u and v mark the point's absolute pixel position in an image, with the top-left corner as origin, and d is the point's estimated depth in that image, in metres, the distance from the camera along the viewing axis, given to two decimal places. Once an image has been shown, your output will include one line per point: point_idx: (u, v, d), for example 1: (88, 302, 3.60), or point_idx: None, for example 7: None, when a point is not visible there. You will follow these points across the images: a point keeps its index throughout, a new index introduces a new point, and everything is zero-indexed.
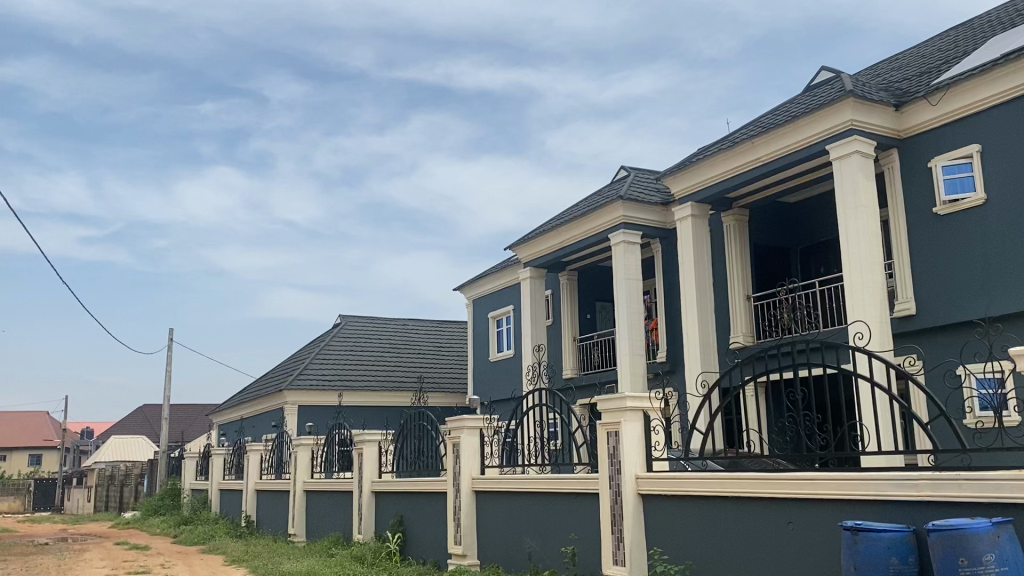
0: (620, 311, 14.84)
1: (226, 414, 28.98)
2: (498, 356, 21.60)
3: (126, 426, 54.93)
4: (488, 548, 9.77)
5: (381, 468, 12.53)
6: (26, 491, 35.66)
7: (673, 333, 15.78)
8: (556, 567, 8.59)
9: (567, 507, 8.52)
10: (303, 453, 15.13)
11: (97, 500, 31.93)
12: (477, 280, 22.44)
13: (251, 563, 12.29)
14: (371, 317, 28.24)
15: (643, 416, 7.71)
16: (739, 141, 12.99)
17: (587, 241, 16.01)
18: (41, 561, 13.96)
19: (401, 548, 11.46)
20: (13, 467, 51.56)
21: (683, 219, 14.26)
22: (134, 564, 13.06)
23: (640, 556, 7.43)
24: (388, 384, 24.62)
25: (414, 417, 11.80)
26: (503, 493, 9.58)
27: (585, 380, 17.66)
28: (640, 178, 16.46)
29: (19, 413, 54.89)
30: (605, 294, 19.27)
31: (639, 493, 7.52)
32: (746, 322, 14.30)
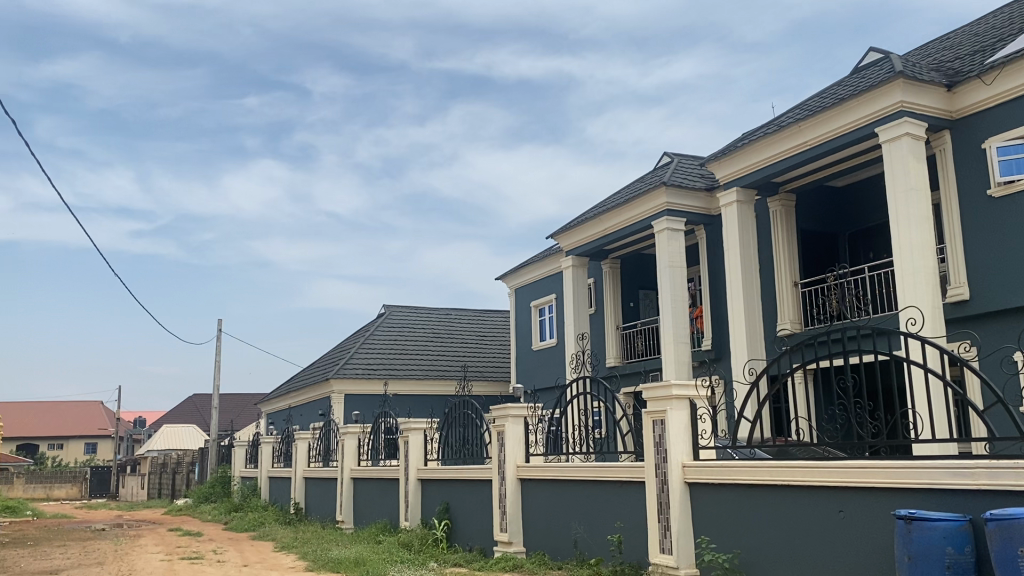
0: (664, 298, 14.72)
1: (274, 402, 29.46)
2: (541, 344, 21.60)
3: (177, 415, 56.30)
4: (534, 535, 9.79)
5: (427, 456, 12.66)
6: (82, 479, 36.65)
7: (719, 321, 15.63)
8: (602, 555, 8.60)
9: (613, 495, 8.51)
10: (350, 440, 15.34)
11: (151, 487, 32.72)
12: (519, 270, 22.47)
13: (300, 550, 12.47)
14: (414, 307, 28.44)
15: (689, 404, 7.65)
16: (785, 125, 12.79)
17: (629, 229, 15.91)
18: (99, 546, 14.32)
19: (447, 535, 11.55)
20: (70, 454, 53.01)
21: (729, 204, 14.06)
22: (188, 550, 13.34)
23: (687, 544, 7.39)
24: (431, 373, 24.78)
25: (459, 405, 11.87)
26: (549, 481, 9.57)
27: (628, 368, 17.60)
28: (683, 164, 16.32)
29: (73, 404, 56.58)
30: (649, 282, 19.15)
31: (686, 481, 7.48)
32: (793, 308, 14.09)
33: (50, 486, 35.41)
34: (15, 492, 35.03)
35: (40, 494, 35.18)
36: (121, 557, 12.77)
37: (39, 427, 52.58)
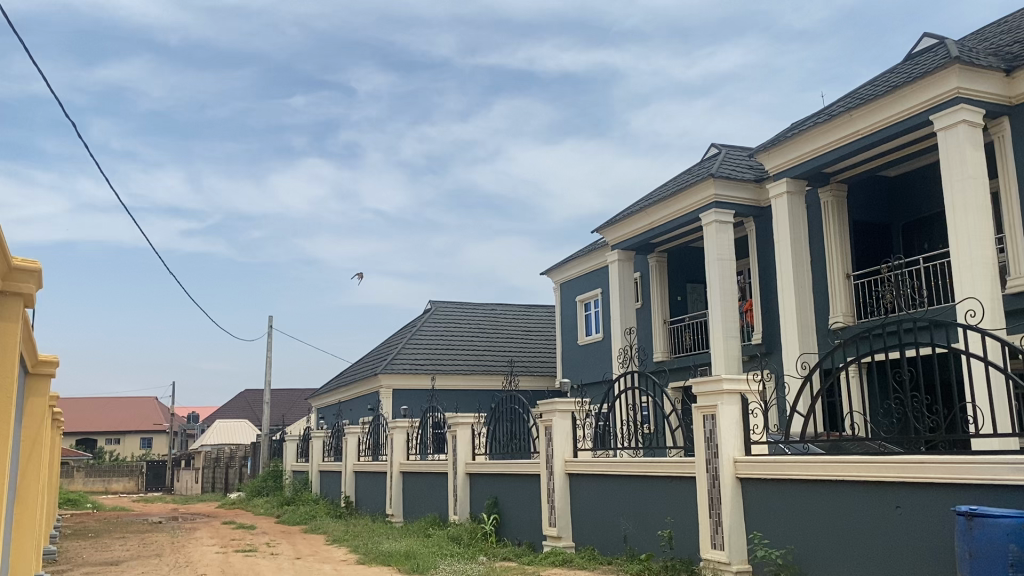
0: (713, 292, 14.57)
1: (323, 397, 29.84)
2: (587, 339, 21.54)
3: (228, 411, 57.29)
4: (583, 530, 9.77)
5: (475, 451, 12.71)
6: (139, 473, 37.49)
7: (769, 314, 15.41)
8: (653, 550, 8.54)
9: (663, 490, 8.46)
10: (399, 435, 15.50)
11: (205, 481, 33.40)
12: (563, 264, 22.39)
13: (351, 542, 12.63)
14: (459, 303, 28.58)
15: (741, 399, 7.57)
16: (835, 115, 12.56)
17: (676, 222, 15.77)
18: (156, 539, 14.64)
19: (496, 529, 11.57)
20: (127, 449, 54.34)
21: (779, 196, 13.84)
22: (242, 543, 13.57)
23: (739, 540, 7.31)
24: (477, 367, 24.88)
25: (506, 400, 11.89)
26: (597, 476, 9.55)
27: (676, 363, 17.45)
28: (731, 155, 16.12)
29: (128, 399, 58.07)
30: (697, 276, 18.97)
31: (737, 477, 7.40)
32: (846, 300, 13.84)
33: (108, 480, 36.35)
34: (75, 486, 36.05)
35: (98, 487, 36.16)
36: (178, 549, 13.06)
37: (97, 422, 54.15)
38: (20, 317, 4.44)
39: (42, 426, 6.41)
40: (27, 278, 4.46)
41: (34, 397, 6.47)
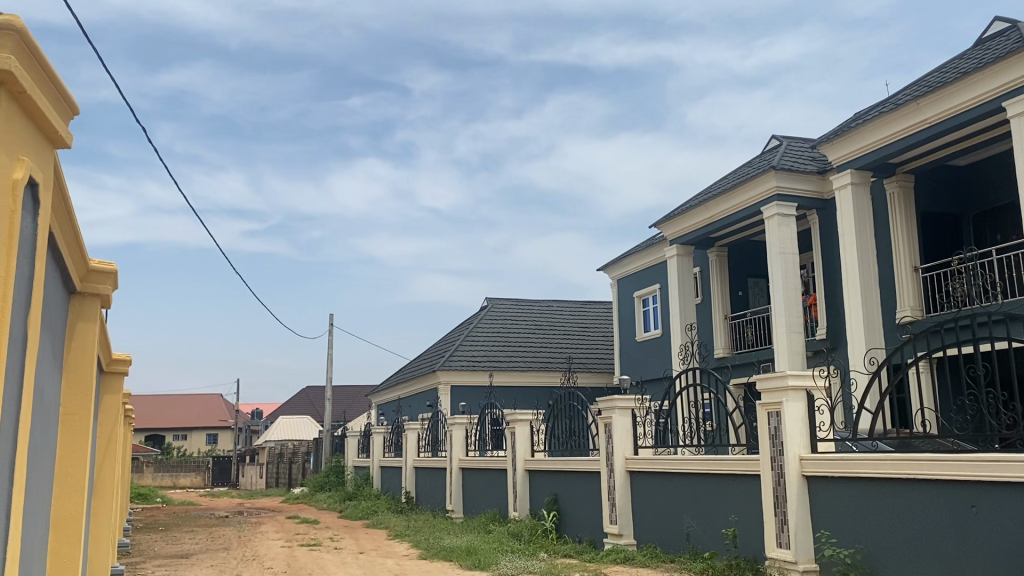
0: (775, 286, 14.33)
1: (383, 394, 30.21)
2: (645, 335, 21.39)
3: (290, 408, 58.36)
4: (645, 528, 9.70)
5: (534, 448, 12.72)
6: (205, 468, 38.45)
7: (834, 309, 15.09)
8: (716, 549, 8.43)
9: (727, 488, 8.36)
10: (458, 431, 15.63)
11: (269, 476, 34.10)
12: (620, 260, 22.28)
13: (413, 537, 12.75)
14: (515, 299, 28.62)
15: (807, 396, 7.43)
16: (902, 103, 12.22)
17: (736, 215, 15.54)
18: (224, 532, 15.01)
19: (557, 526, 11.57)
20: (193, 445, 55.74)
21: (843, 187, 13.53)
22: (307, 537, 13.82)
23: (806, 539, 7.18)
24: (535, 364, 24.90)
25: (564, 397, 11.89)
26: (659, 473, 9.47)
27: (738, 359, 17.21)
28: (793, 147, 15.81)
29: (194, 396, 59.62)
30: (758, 270, 18.67)
31: (803, 475, 7.26)
32: (913, 294, 13.47)
33: (176, 475, 37.41)
34: (145, 481, 37.16)
35: (167, 482, 37.24)
36: (245, 543, 13.36)
37: (166, 418, 55.80)
38: (98, 316, 4.58)
39: (117, 423, 6.61)
40: (104, 279, 4.58)
41: (110, 395, 6.68)
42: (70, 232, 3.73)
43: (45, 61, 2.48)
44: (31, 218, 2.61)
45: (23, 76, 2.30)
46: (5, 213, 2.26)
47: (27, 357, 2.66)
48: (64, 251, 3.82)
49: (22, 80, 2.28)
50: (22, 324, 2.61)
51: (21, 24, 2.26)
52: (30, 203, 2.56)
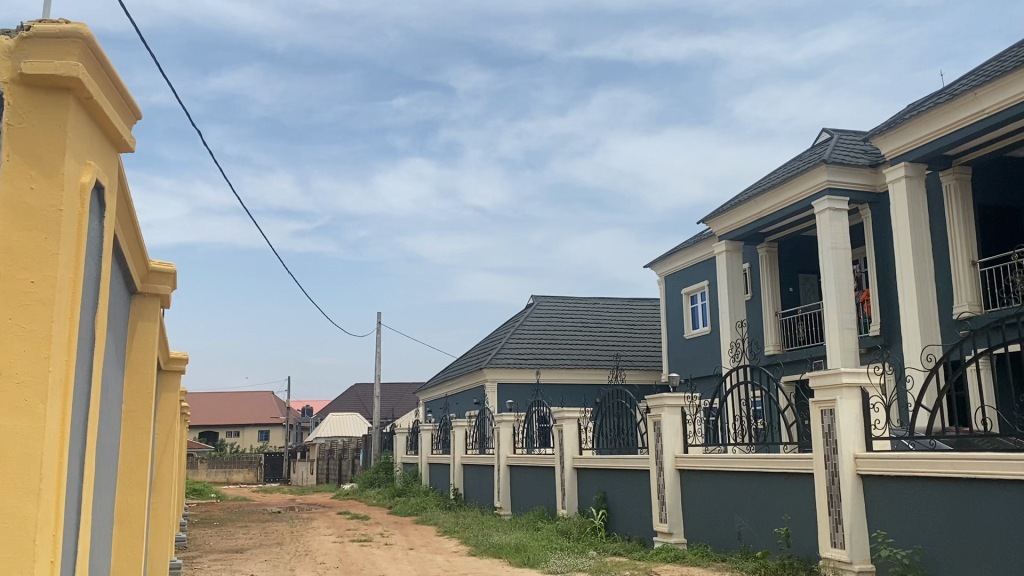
0: (827, 281, 14.10)
1: (431, 391, 30.42)
2: (694, 333, 21.22)
3: (339, 405, 59.07)
4: (695, 527, 9.62)
5: (581, 445, 12.69)
6: (257, 464, 39.10)
7: (888, 305, 14.78)
8: (769, 548, 8.33)
9: (779, 487, 8.24)
10: (506, 429, 15.68)
11: (319, 472, 34.58)
12: (667, 257, 22.13)
13: (462, 534, 12.84)
14: (562, 297, 28.56)
15: (861, 393, 7.30)
16: (958, 94, 11.91)
17: (786, 210, 15.32)
18: (277, 528, 15.26)
19: (606, 524, 11.54)
20: (246, 441, 56.74)
21: (897, 180, 13.25)
22: (358, 533, 13.98)
23: (861, 539, 7.06)
24: (582, 361, 24.84)
25: (612, 395, 11.85)
26: (709, 471, 9.38)
27: (789, 356, 16.97)
28: (844, 140, 15.54)
29: (245, 394, 60.70)
30: (809, 266, 18.38)
31: (858, 473, 7.14)
32: (971, 289, 13.13)
33: (229, 471, 38.15)
34: (200, 477, 37.96)
35: (220, 478, 37.98)
36: (298, 538, 13.56)
37: (219, 416, 56.92)
38: (158, 316, 4.67)
39: (175, 420, 6.73)
40: (164, 280, 4.67)
41: (167, 393, 6.82)
42: (131, 232, 3.81)
43: (112, 68, 2.55)
44: (98, 221, 2.68)
45: (90, 81, 2.37)
46: (74, 216, 2.33)
47: (94, 356, 2.73)
48: (127, 251, 3.92)
49: (89, 86, 2.35)
50: (90, 325, 2.68)
51: (88, 31, 2.33)
52: (96, 206, 2.63)
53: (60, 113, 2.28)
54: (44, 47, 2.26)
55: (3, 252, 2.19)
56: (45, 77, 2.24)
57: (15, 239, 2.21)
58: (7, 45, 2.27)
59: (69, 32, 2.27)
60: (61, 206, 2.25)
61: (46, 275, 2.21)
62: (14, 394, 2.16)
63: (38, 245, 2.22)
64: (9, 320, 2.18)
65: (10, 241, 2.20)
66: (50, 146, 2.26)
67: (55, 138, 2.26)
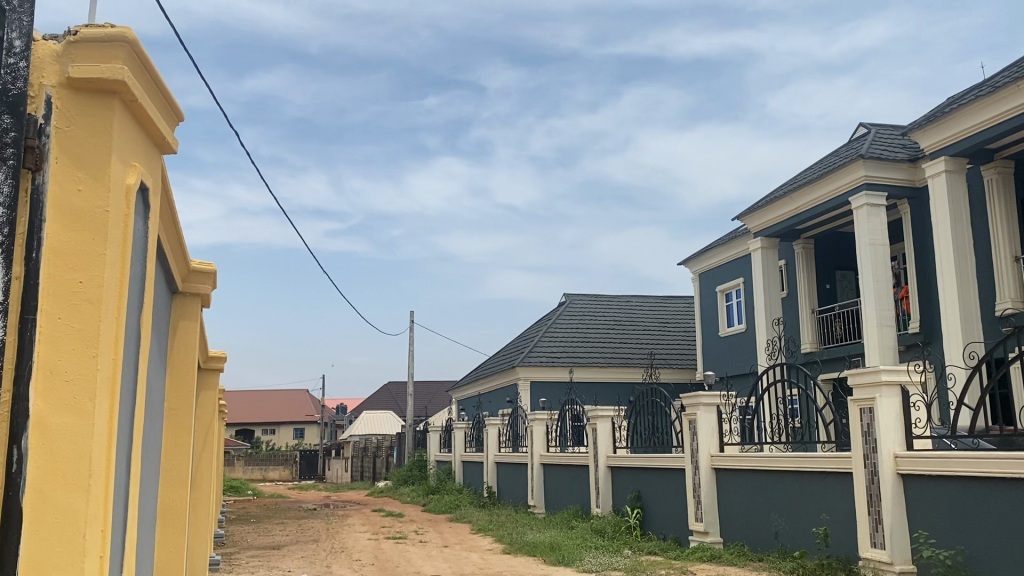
0: (865, 278, 13.90)
1: (464, 389, 30.49)
2: (729, 331, 21.05)
3: (373, 402, 59.47)
4: (732, 526, 9.55)
5: (616, 444, 12.66)
6: (293, 462, 39.52)
7: (928, 302, 14.55)
8: (807, 548, 8.23)
9: (818, 486, 8.15)
10: (539, 427, 15.69)
11: (354, 470, 34.84)
12: (702, 254, 21.97)
13: (496, 532, 12.86)
14: (594, 295, 28.48)
15: (901, 391, 7.19)
16: (1000, 86, 11.66)
17: (823, 206, 15.12)
18: (312, 524, 15.40)
19: (641, 523, 11.49)
20: (281, 439, 57.33)
21: (936, 175, 13.03)
22: (393, 530, 14.06)
23: (902, 539, 6.96)
24: (615, 359, 24.75)
25: (646, 394, 11.79)
26: (746, 470, 9.30)
27: (827, 353, 16.77)
28: (882, 134, 15.31)
29: (280, 392, 61.36)
30: (847, 262, 18.13)
31: (899, 473, 7.04)
32: (1014, 285, 12.87)
33: (265, 468, 38.63)
34: (236, 474, 38.47)
35: (257, 475, 38.45)
36: (333, 534, 13.69)
37: (254, 414, 57.60)
38: (198, 316, 4.73)
39: (214, 417, 6.82)
40: (204, 279, 4.73)
41: (207, 390, 6.92)
42: (172, 232, 3.85)
43: (155, 71, 2.59)
44: (142, 221, 2.72)
45: (135, 84, 2.40)
46: (120, 217, 2.37)
47: (140, 355, 2.77)
48: (169, 251, 3.98)
49: (134, 89, 2.38)
50: (136, 324, 2.72)
51: (132, 34, 2.36)
52: (141, 207, 2.67)
53: (106, 114, 2.32)
54: (90, 51, 2.30)
55: (53, 252, 2.24)
56: (90, 80, 2.28)
57: (64, 240, 2.25)
58: (54, 49, 2.32)
59: (115, 35, 2.31)
60: (107, 207, 2.28)
61: (93, 274, 2.25)
62: (64, 392, 2.20)
63: (86, 245, 2.26)
64: (59, 320, 2.22)
65: (59, 241, 2.25)
66: (96, 148, 2.29)
67: (102, 140, 2.30)
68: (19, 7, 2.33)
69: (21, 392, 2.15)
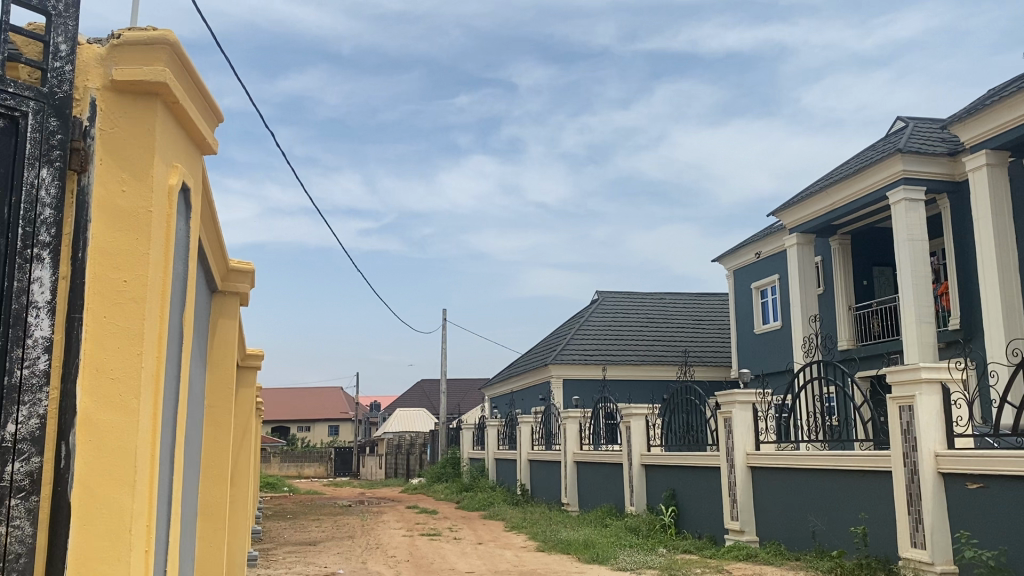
0: (904, 274, 13.69)
1: (497, 387, 30.54)
2: (764, 328, 20.86)
3: (406, 399, 59.82)
4: (767, 524, 9.48)
5: (650, 442, 12.62)
6: (328, 459, 39.91)
7: (969, 298, 14.29)
8: (845, 547, 8.15)
9: (855, 485, 8.06)
10: (572, 425, 15.69)
11: (388, 467, 35.06)
12: (736, 251, 21.79)
13: (530, 529, 12.86)
14: (627, 292, 28.38)
15: (942, 389, 7.07)
16: None
17: (860, 202, 14.91)
18: (348, 521, 15.54)
19: (675, 521, 11.44)
20: (316, 436, 57.93)
21: (977, 169, 12.78)
22: (427, 527, 14.15)
23: (943, 538, 6.85)
24: (649, 357, 24.64)
25: (681, 392, 11.71)
26: (782, 469, 9.22)
27: (864, 351, 16.55)
28: (921, 128, 15.06)
29: (315, 390, 61.96)
30: (884, 258, 17.88)
31: (939, 471, 6.93)
32: None
33: (301, 465, 39.04)
34: (272, 471, 38.94)
35: (292, 472, 38.87)
36: (369, 531, 13.80)
37: (289, 412, 58.25)
38: (236, 314, 4.79)
39: (252, 415, 6.91)
40: (242, 278, 4.80)
41: (245, 388, 7.02)
42: (211, 232, 3.90)
43: (195, 72, 2.63)
44: (184, 221, 2.76)
45: (177, 86, 2.45)
46: (163, 217, 2.41)
47: (183, 354, 2.82)
48: (209, 252, 4.04)
49: (176, 90, 2.43)
50: (178, 323, 2.77)
51: (174, 37, 2.40)
52: (184, 207, 2.71)
53: (148, 117, 2.36)
54: (133, 54, 2.34)
55: (98, 254, 2.28)
56: (132, 82, 2.33)
57: (110, 240, 2.30)
58: (99, 52, 2.36)
59: (156, 38, 2.35)
60: (150, 207, 2.33)
61: (138, 274, 2.29)
62: (110, 390, 2.24)
63: (130, 244, 2.31)
64: (105, 319, 2.27)
65: (105, 242, 2.29)
66: (140, 149, 2.34)
67: (145, 141, 2.35)
68: (64, 11, 2.34)
69: (69, 391, 2.19)
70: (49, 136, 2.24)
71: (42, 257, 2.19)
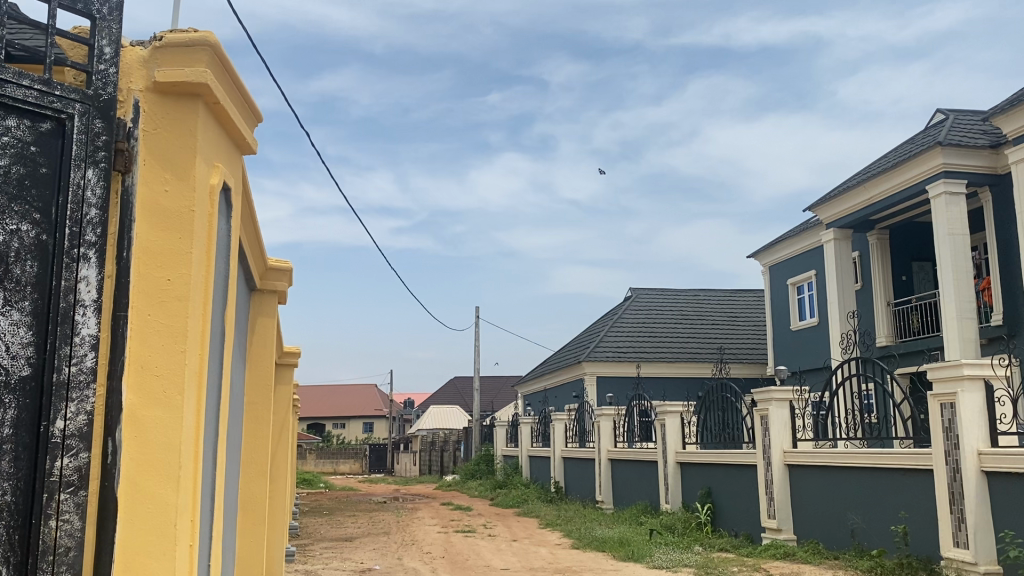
0: (944, 269, 13.45)
1: (530, 385, 30.55)
2: (801, 324, 20.63)
3: (440, 397, 60.09)
4: (805, 523, 9.39)
5: (685, 439, 12.54)
6: (363, 455, 40.22)
7: (1011, 292, 14.01)
8: (885, 547, 8.04)
9: (895, 483, 7.94)
10: (606, 422, 15.65)
11: (422, 464, 35.24)
12: (771, 246, 21.58)
13: (565, 527, 12.84)
14: (660, 289, 28.21)
15: (985, 386, 6.93)
16: None
17: (898, 196, 14.68)
18: (383, 517, 15.64)
19: (711, 519, 11.38)
20: (351, 433, 58.41)
21: (1020, 161, 12.52)
22: (461, 524, 14.21)
23: (986, 538, 6.73)
24: (683, 355, 24.48)
25: (716, 389, 11.62)
26: (820, 467, 9.12)
27: (903, 347, 16.30)
28: (961, 120, 14.78)
29: (349, 387, 62.49)
30: (924, 253, 17.59)
31: (982, 470, 6.80)
32: None
33: (336, 462, 39.37)
34: (308, 468, 39.34)
35: (328, 468, 39.21)
36: (404, 527, 13.88)
37: (325, 409, 58.79)
38: (274, 312, 4.85)
39: (289, 411, 6.99)
40: (280, 277, 4.85)
41: (282, 385, 7.10)
42: (251, 231, 3.96)
43: (234, 73, 2.66)
44: (226, 221, 2.80)
45: (217, 86, 2.47)
46: (205, 216, 2.44)
47: (224, 352, 2.85)
48: (248, 251, 4.09)
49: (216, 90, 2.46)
50: (221, 321, 2.81)
51: (214, 38, 2.42)
52: (224, 207, 2.75)
53: (190, 117, 2.40)
54: (175, 55, 2.37)
55: (144, 253, 2.32)
56: (175, 83, 2.36)
57: (154, 240, 2.34)
58: (141, 54, 2.40)
59: (198, 39, 2.38)
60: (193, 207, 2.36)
61: (181, 273, 2.33)
62: (154, 386, 2.28)
63: (173, 243, 2.34)
64: (150, 317, 2.31)
65: (149, 241, 2.33)
66: (183, 149, 2.38)
67: (188, 142, 2.39)
68: (108, 14, 2.36)
69: (115, 388, 2.23)
70: (94, 138, 2.27)
71: (88, 256, 2.23)
